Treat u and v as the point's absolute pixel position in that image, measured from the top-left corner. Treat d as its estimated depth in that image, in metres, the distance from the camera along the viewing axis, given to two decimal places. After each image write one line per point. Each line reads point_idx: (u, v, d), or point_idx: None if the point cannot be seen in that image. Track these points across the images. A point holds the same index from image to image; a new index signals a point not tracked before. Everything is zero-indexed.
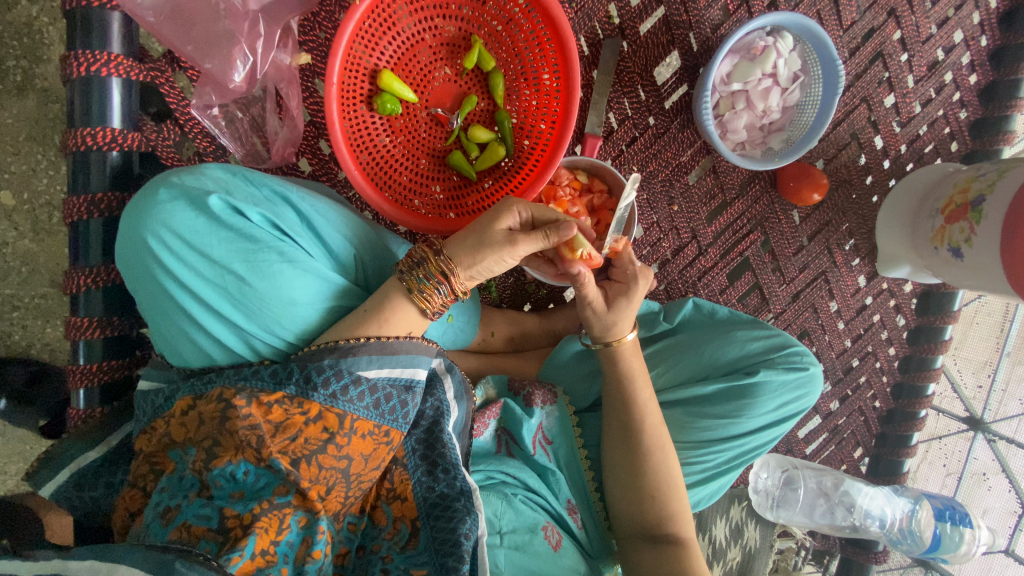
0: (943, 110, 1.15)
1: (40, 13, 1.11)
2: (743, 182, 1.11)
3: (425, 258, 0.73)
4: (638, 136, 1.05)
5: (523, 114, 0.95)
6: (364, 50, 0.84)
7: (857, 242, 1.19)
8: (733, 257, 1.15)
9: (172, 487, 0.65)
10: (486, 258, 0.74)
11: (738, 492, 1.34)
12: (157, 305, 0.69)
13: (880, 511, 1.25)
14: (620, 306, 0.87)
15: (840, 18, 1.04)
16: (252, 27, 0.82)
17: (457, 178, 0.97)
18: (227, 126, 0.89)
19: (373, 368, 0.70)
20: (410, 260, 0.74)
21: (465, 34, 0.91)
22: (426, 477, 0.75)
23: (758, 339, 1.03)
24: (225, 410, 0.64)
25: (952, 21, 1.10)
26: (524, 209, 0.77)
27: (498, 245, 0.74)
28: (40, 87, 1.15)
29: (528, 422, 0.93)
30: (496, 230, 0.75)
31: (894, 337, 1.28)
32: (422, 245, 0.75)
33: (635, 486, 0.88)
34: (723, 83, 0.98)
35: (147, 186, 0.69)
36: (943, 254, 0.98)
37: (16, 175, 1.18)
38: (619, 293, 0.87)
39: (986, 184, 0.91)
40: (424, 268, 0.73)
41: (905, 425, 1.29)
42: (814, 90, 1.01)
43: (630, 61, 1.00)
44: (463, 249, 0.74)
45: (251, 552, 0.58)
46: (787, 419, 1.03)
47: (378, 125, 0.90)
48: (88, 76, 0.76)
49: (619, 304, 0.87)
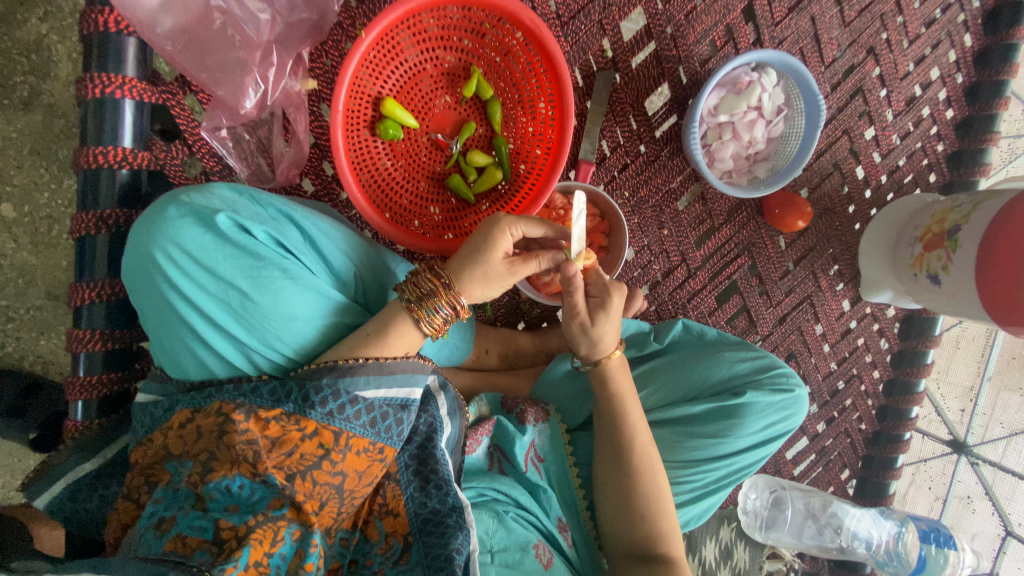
0: (921, 142, 1.21)
1: (50, 32, 1.15)
2: (731, 208, 1.15)
3: (435, 290, 0.75)
4: (630, 163, 1.09)
5: (520, 140, 1.00)
6: (369, 79, 0.88)
7: (842, 267, 1.23)
8: (721, 280, 1.19)
9: (167, 499, 0.65)
10: (493, 287, 0.79)
11: (728, 512, 1.31)
12: (161, 318, 0.71)
13: (867, 533, 1.25)
14: (601, 321, 0.87)
15: (821, 55, 1.10)
16: (265, 56, 0.85)
17: (455, 200, 1.01)
18: (235, 147, 0.92)
19: (370, 388, 0.71)
20: (417, 290, 0.75)
21: (465, 64, 0.96)
22: (419, 492, 0.76)
23: (744, 360, 1.06)
24: (223, 424, 0.66)
25: (928, 60, 1.16)
26: (517, 227, 0.78)
27: (504, 274, 0.78)
28: (47, 103, 1.18)
29: (521, 439, 0.95)
30: (501, 261, 0.78)
31: (878, 360, 1.31)
32: (428, 274, 0.77)
33: (626, 505, 0.90)
34: (711, 114, 1.03)
35: (157, 203, 0.71)
36: (922, 280, 1.02)
37: (18, 187, 1.21)
38: (596, 309, 0.87)
39: (962, 215, 0.96)
40: (432, 300, 0.75)
41: (890, 447, 1.32)
42: (797, 123, 1.05)
43: (622, 92, 1.05)
44: (471, 280, 0.77)
45: (245, 563, 0.59)
46: (773, 440, 1.05)
47: (380, 149, 0.94)
48: (102, 97, 0.78)
49: (599, 318, 0.87)
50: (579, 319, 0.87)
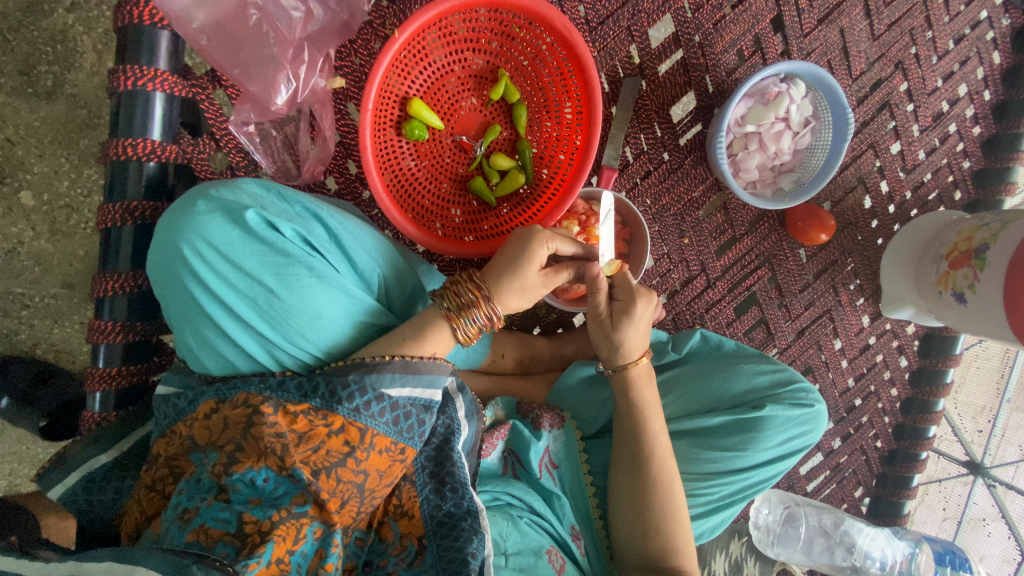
0: (947, 159, 1.19)
1: (75, 22, 1.15)
2: (752, 220, 1.14)
3: (475, 301, 0.76)
4: (653, 170, 1.08)
5: (544, 145, 0.99)
6: (397, 79, 0.88)
7: (863, 282, 1.21)
8: (740, 291, 1.17)
9: (190, 489, 0.65)
10: (527, 299, 0.82)
11: (739, 526, 1.30)
12: (185, 312, 0.71)
13: (881, 552, 1.23)
14: (624, 325, 0.88)
15: (849, 68, 1.10)
16: (297, 54, 0.86)
17: (477, 204, 1.01)
18: (262, 143, 0.92)
19: (395, 386, 0.71)
20: (457, 300, 0.76)
21: (492, 67, 0.95)
22: (434, 495, 0.76)
23: (764, 373, 1.04)
24: (252, 415, 0.65)
25: (956, 75, 1.14)
26: (553, 245, 0.80)
27: (539, 287, 0.82)
28: (69, 93, 1.19)
29: (536, 445, 0.94)
30: (537, 276, 0.80)
31: (896, 378, 1.29)
32: (467, 284, 0.78)
33: (641, 518, 0.89)
34: (737, 124, 1.02)
35: (187, 196, 0.72)
36: (947, 298, 1.00)
37: (38, 176, 1.21)
38: (620, 313, 0.88)
39: (990, 233, 0.94)
40: (471, 309, 0.76)
41: (906, 466, 1.30)
42: (824, 135, 1.04)
43: (648, 99, 1.04)
44: (509, 292, 0.79)
45: (268, 559, 0.59)
46: (791, 455, 1.04)
47: (405, 149, 0.94)
48: (135, 90, 0.78)
49: (622, 323, 0.88)
50: (599, 319, 0.89)
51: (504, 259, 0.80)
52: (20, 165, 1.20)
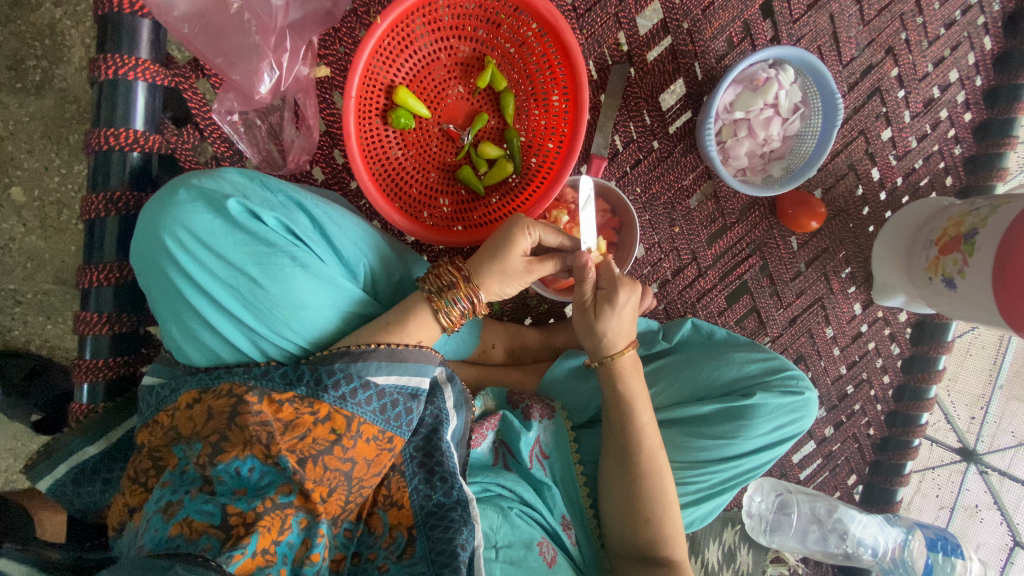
0: (938, 145, 1.19)
1: (62, 16, 1.15)
2: (743, 207, 1.14)
3: (456, 282, 0.77)
4: (643, 158, 1.08)
5: (532, 133, 0.99)
6: (382, 67, 0.88)
7: (854, 270, 1.21)
8: (731, 280, 1.17)
9: (174, 481, 0.64)
10: (507, 283, 0.81)
11: (732, 515, 1.31)
12: (169, 303, 0.71)
13: (873, 539, 1.24)
14: (607, 313, 0.88)
15: (840, 54, 1.09)
16: (279, 41, 0.86)
17: (465, 193, 1.00)
18: (246, 132, 0.91)
19: (381, 374, 0.71)
20: (439, 281, 0.78)
21: (479, 55, 0.95)
22: (424, 485, 0.76)
23: (754, 361, 1.04)
24: (236, 405, 0.65)
25: (948, 61, 1.14)
26: (536, 230, 0.80)
27: (521, 272, 0.81)
28: (58, 87, 1.18)
29: (526, 435, 0.94)
30: (519, 258, 0.80)
31: (888, 365, 1.29)
32: (448, 267, 0.79)
33: (631, 508, 0.89)
34: (726, 111, 1.02)
35: (168, 187, 0.71)
36: (937, 284, 1.00)
37: (28, 171, 1.21)
38: (603, 302, 0.88)
39: (980, 219, 0.94)
40: (452, 291, 0.77)
41: (898, 453, 1.30)
42: (813, 122, 1.04)
43: (637, 87, 1.04)
44: (488, 274, 0.79)
45: (253, 551, 0.58)
46: (781, 443, 1.04)
47: (391, 138, 0.94)
48: (115, 79, 0.78)
49: (604, 311, 0.88)
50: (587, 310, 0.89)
51: (489, 245, 0.81)
52: (10, 161, 1.20)
